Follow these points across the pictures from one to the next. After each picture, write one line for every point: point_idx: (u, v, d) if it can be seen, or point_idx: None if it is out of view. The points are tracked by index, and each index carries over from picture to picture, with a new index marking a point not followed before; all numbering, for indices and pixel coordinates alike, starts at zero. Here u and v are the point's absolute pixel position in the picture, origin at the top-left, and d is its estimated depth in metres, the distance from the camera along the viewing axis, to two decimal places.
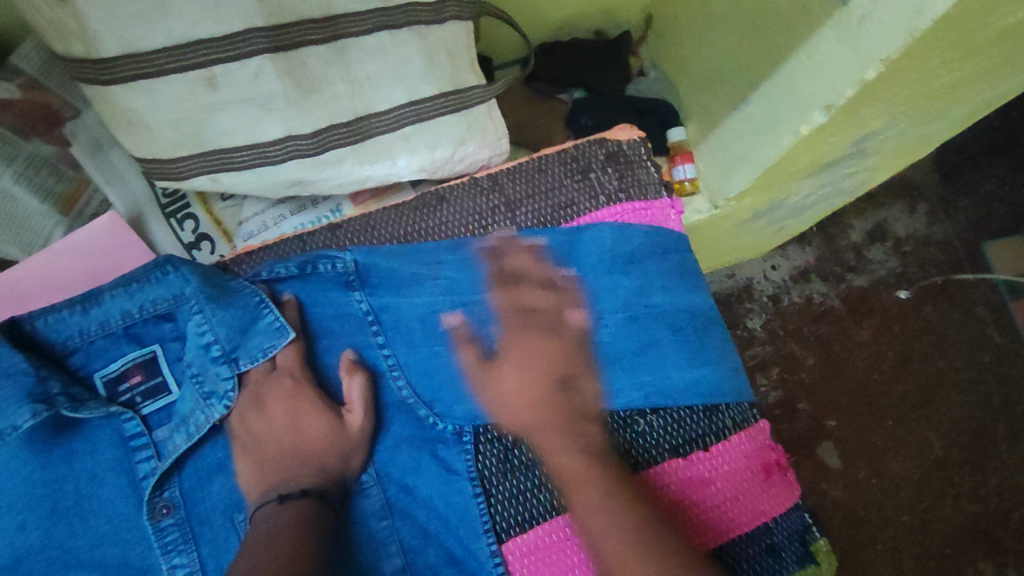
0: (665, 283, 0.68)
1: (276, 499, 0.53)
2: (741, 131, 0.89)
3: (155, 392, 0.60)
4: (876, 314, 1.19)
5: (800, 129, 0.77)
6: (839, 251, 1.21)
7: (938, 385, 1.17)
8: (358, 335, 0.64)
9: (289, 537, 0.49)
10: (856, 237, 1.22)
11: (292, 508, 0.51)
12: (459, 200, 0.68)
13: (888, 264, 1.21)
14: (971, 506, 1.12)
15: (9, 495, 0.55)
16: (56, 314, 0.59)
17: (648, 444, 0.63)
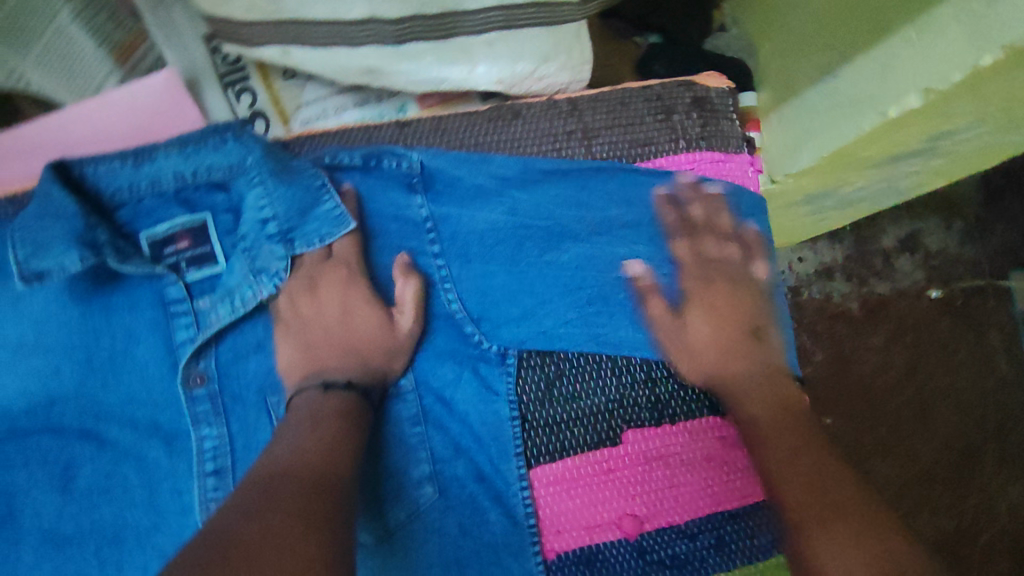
0: (732, 243, 0.65)
1: (319, 385, 0.52)
2: (820, 106, 0.79)
3: (200, 261, 0.58)
4: (891, 321, 1.06)
5: (886, 112, 0.67)
6: (868, 254, 1.06)
7: (936, 399, 1.04)
8: (414, 240, 0.62)
9: (332, 426, 0.47)
10: (886, 243, 1.06)
11: (334, 397, 0.50)
12: (535, 118, 0.65)
13: (913, 276, 1.06)
14: (947, 521, 1.00)
15: (45, 337, 0.53)
16: (108, 164, 0.56)
17: (691, 399, 0.61)
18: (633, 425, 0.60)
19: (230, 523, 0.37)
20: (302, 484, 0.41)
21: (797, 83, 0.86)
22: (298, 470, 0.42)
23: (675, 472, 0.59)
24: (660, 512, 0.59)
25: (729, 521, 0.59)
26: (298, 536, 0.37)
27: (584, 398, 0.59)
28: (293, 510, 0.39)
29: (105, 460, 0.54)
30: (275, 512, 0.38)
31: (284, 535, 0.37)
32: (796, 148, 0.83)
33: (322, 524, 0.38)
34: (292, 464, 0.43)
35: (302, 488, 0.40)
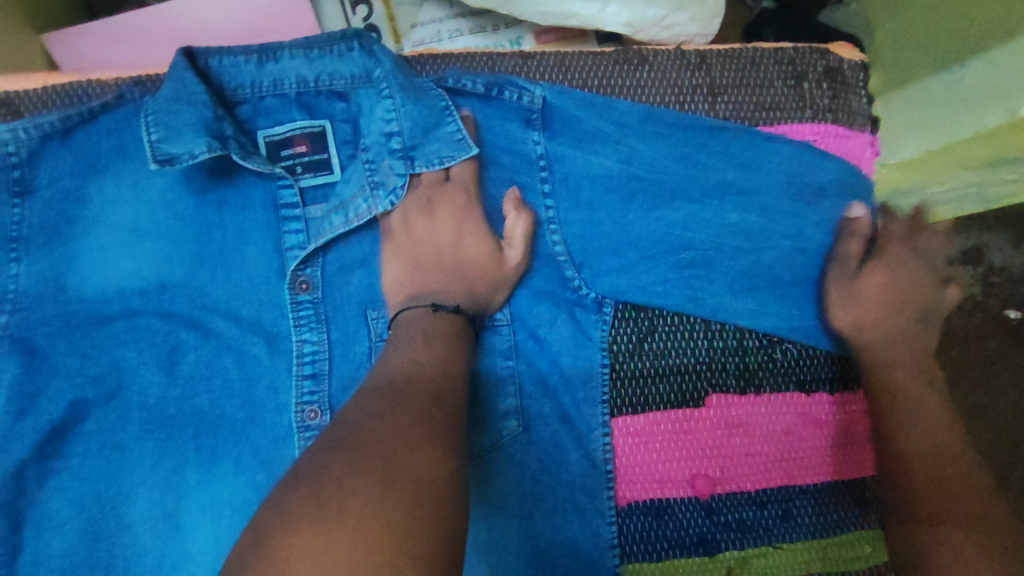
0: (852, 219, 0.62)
1: (428, 305, 0.52)
2: (934, 94, 0.69)
3: (316, 168, 0.58)
4: (948, 333, 0.87)
5: (1017, 110, 0.60)
6: (932, 259, 0.88)
7: (971, 418, 0.88)
8: (525, 176, 0.61)
9: (442, 345, 0.48)
10: (951, 251, 0.88)
11: (444, 318, 0.51)
12: (661, 66, 0.64)
13: (972, 290, 0.89)
14: None
15: (160, 225, 0.55)
16: (232, 58, 0.56)
17: (775, 370, 0.61)
18: (719, 390, 0.60)
19: (364, 422, 0.41)
20: (419, 397, 0.43)
21: (909, 60, 0.73)
22: (416, 381, 0.45)
23: (754, 441, 0.60)
24: (733, 478, 0.59)
25: (800, 494, 0.60)
26: (422, 441, 0.40)
27: (671, 355, 0.60)
28: (416, 419, 0.41)
29: (207, 349, 0.55)
30: (401, 419, 0.41)
31: (412, 440, 0.40)
32: (905, 133, 0.74)
33: (442, 436, 0.41)
34: (411, 374, 0.45)
35: (419, 401, 0.43)
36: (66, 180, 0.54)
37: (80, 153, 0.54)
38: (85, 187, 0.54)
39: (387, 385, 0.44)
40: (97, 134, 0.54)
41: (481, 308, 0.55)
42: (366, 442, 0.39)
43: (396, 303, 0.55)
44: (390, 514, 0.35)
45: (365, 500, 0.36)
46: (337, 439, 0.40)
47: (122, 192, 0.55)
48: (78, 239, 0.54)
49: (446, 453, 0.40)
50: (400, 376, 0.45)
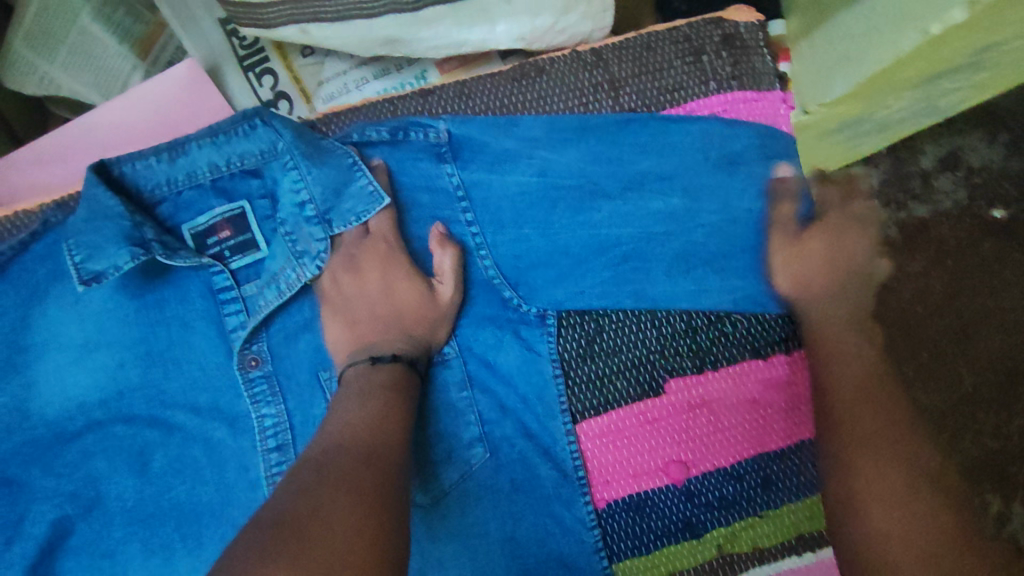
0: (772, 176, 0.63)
1: (367, 359, 0.54)
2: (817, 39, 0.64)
3: (243, 248, 0.60)
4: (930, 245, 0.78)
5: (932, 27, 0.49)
6: (905, 174, 0.79)
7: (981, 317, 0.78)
8: (447, 209, 0.62)
9: (380, 400, 0.50)
10: (925, 161, 0.80)
11: (383, 370, 0.53)
12: (560, 73, 0.64)
13: (956, 194, 0.79)
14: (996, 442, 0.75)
15: (106, 335, 0.57)
16: (144, 161, 0.58)
17: (727, 342, 0.62)
18: (676, 374, 0.61)
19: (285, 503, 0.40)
20: (351, 460, 0.44)
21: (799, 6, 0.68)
22: (347, 446, 0.45)
23: (720, 417, 0.61)
24: (706, 458, 0.60)
25: (778, 460, 0.60)
26: (345, 513, 0.39)
27: (622, 351, 0.61)
28: (342, 486, 0.41)
29: (174, 444, 0.57)
30: (325, 491, 0.41)
31: (333, 512, 0.39)
32: (829, 76, 0.61)
33: (370, 495, 0.41)
34: (343, 439, 0.46)
35: (350, 464, 0.43)
36: (10, 312, 0.57)
37: (18, 285, 0.57)
38: (29, 313, 0.57)
39: (314, 459, 0.44)
40: (32, 262, 0.58)
41: (424, 351, 0.57)
42: (286, 522, 0.39)
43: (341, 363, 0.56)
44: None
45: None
46: (260, 524, 0.39)
47: (65, 310, 0.57)
48: (32, 366, 0.56)
49: (371, 515, 0.40)
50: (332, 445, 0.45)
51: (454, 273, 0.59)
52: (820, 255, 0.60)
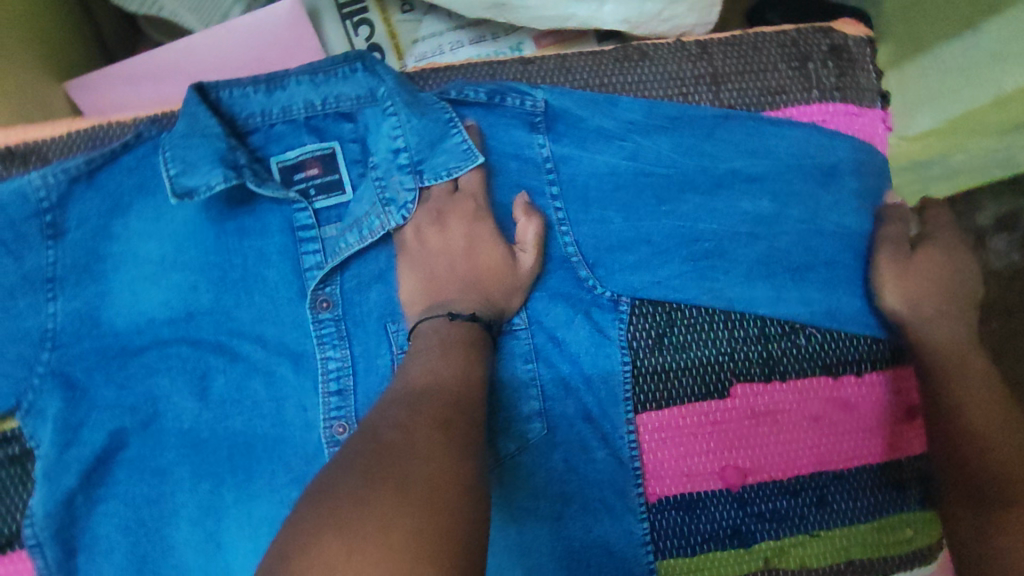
0: (865, 187, 0.62)
1: (444, 314, 0.54)
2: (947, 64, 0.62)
3: (330, 189, 0.59)
4: None
5: None
6: None
7: None
8: (533, 180, 0.60)
9: (458, 354, 0.50)
10: None
11: (460, 327, 0.53)
12: (662, 59, 0.63)
13: None
14: None
15: (185, 256, 0.59)
16: (241, 89, 0.58)
17: (801, 355, 0.60)
18: (744, 380, 0.60)
19: (381, 434, 0.42)
20: (436, 404, 0.45)
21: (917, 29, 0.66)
22: (436, 391, 0.46)
23: (783, 429, 0.59)
24: (764, 468, 0.59)
25: (835, 481, 0.59)
26: (439, 455, 0.41)
27: (693, 348, 0.59)
28: (436, 426, 0.43)
29: (236, 373, 0.60)
30: (420, 431, 0.42)
31: (428, 451, 0.41)
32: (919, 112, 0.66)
33: (457, 443, 0.42)
34: (425, 384, 0.47)
35: (436, 409, 0.45)
36: (93, 221, 0.58)
37: (105, 192, 0.59)
38: (112, 225, 0.59)
39: (403, 400, 0.46)
40: (120, 174, 0.59)
41: (497, 317, 0.56)
42: (383, 457, 0.40)
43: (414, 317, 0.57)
44: (409, 524, 0.36)
45: (384, 511, 0.37)
46: (357, 449, 0.41)
47: (146, 227, 0.59)
48: (109, 275, 0.59)
49: (461, 461, 0.41)
50: (412, 393, 0.46)
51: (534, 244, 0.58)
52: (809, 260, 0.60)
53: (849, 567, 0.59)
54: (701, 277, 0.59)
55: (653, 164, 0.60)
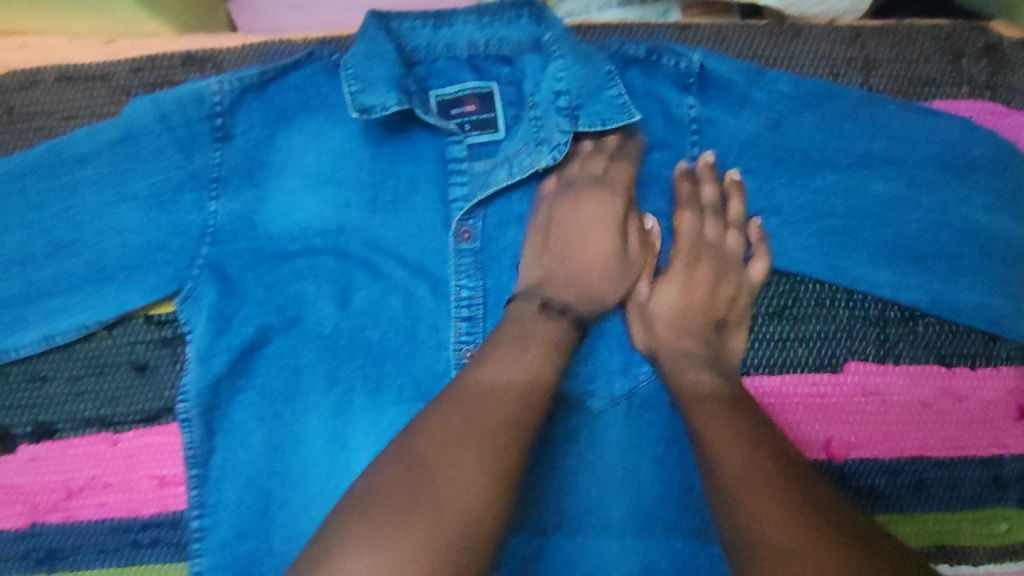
0: (1002, 180, 0.61)
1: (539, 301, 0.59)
2: None
3: (484, 126, 0.62)
4: None
5: None
6: None
7: None
8: (676, 144, 0.62)
9: (533, 355, 0.56)
10: None
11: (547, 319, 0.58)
12: (816, 39, 0.64)
13: None
14: None
15: (340, 173, 0.63)
16: (411, 22, 0.61)
17: (915, 342, 0.62)
18: (857, 357, 0.62)
19: (415, 444, 0.48)
20: (458, 402, 0.51)
21: None
22: (504, 405, 0.51)
23: (890, 409, 0.61)
24: (867, 444, 0.61)
25: (936, 468, 0.61)
26: (469, 469, 0.46)
27: (810, 320, 0.62)
28: (464, 423, 0.49)
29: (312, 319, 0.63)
30: (456, 440, 0.48)
31: (455, 459, 0.47)
32: None
33: (482, 436, 0.48)
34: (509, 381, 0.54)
35: (462, 410, 0.50)
36: (259, 128, 0.63)
37: (271, 105, 0.63)
38: (276, 135, 0.63)
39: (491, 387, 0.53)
40: (286, 88, 0.63)
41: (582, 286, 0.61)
42: (414, 477, 0.46)
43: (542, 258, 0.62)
44: (424, 553, 0.43)
45: (416, 529, 0.44)
46: (396, 451, 0.48)
47: (307, 139, 0.63)
48: (269, 182, 0.63)
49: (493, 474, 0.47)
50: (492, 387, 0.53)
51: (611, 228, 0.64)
52: (934, 255, 0.60)
53: (941, 552, 0.61)
54: (822, 255, 0.60)
55: (796, 139, 0.61)
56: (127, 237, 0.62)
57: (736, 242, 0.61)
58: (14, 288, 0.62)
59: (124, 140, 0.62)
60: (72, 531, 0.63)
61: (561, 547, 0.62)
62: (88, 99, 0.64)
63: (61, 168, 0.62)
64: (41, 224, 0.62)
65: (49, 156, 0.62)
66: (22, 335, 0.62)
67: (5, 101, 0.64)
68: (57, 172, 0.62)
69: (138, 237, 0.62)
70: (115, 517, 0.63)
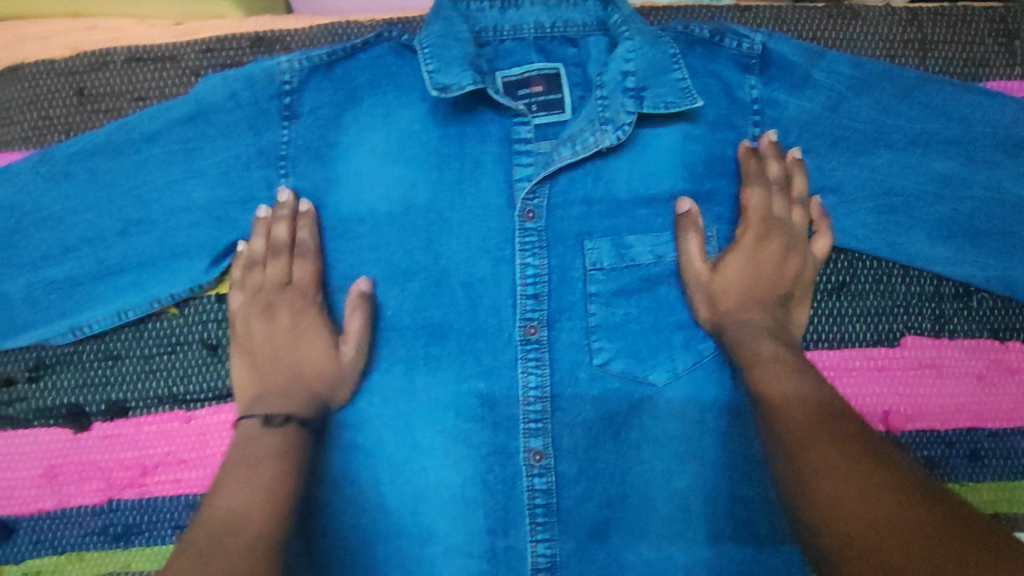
0: None
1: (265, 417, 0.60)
2: None
3: (549, 107, 0.64)
4: None
5: None
6: None
7: None
8: (738, 124, 0.64)
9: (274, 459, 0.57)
10: None
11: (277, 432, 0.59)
12: (874, 21, 0.65)
13: None
14: None
15: (407, 153, 0.64)
16: (479, 5, 0.63)
17: (970, 316, 0.64)
18: (913, 332, 0.64)
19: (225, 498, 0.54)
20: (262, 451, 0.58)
21: None
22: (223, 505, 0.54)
23: (946, 382, 0.64)
24: (924, 416, 0.63)
25: (991, 438, 0.63)
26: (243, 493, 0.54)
27: (868, 297, 0.64)
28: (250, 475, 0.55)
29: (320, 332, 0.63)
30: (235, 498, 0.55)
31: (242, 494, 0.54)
32: None
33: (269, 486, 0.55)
34: (300, 418, 0.61)
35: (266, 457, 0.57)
36: (326, 108, 0.63)
37: (338, 86, 0.63)
38: (343, 115, 0.64)
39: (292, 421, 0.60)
40: (355, 69, 0.64)
41: (301, 296, 0.63)
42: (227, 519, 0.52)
43: (598, 238, 0.64)
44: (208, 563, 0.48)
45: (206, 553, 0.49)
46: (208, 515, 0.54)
47: (374, 120, 0.64)
48: (337, 163, 0.64)
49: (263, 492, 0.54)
50: (298, 412, 0.61)
51: (314, 230, 0.64)
52: (990, 232, 0.62)
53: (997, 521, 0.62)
54: (878, 231, 0.63)
55: (857, 119, 0.62)
56: (195, 215, 0.63)
57: (800, 219, 0.63)
58: (87, 265, 0.63)
59: (194, 119, 0.63)
60: (147, 507, 0.64)
61: (626, 517, 0.64)
62: (160, 80, 0.65)
63: (130, 147, 0.63)
64: (109, 203, 0.63)
65: (120, 135, 0.63)
66: (95, 311, 0.63)
67: (74, 82, 0.65)
68: (127, 151, 0.63)
69: (207, 216, 0.63)
70: (190, 493, 0.64)
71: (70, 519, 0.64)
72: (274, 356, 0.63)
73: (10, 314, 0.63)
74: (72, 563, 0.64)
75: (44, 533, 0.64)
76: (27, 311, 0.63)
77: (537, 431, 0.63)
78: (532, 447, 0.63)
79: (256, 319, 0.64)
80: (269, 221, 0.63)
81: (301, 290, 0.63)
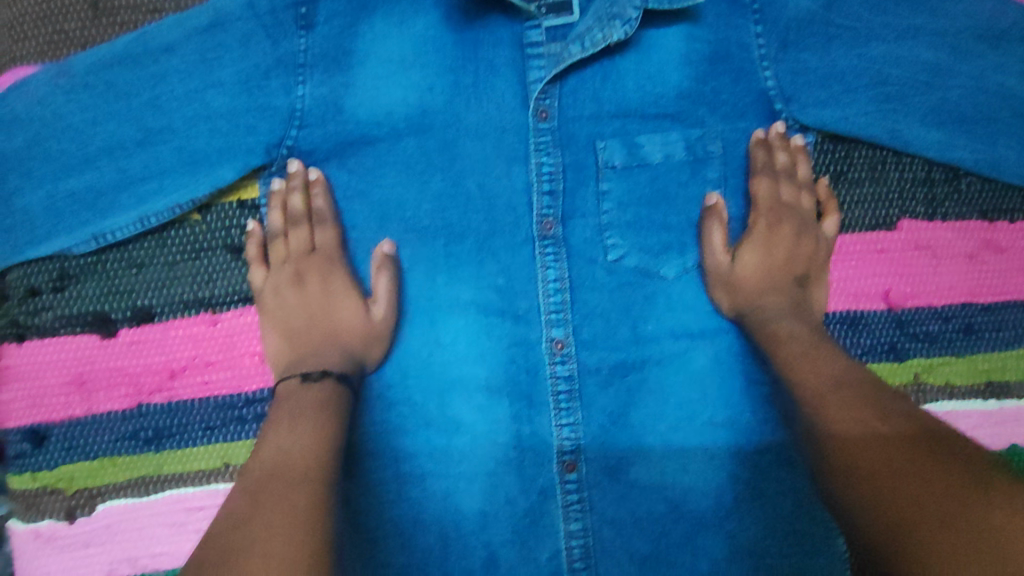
0: None
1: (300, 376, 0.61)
2: None
3: (559, 10, 0.66)
4: None
5: None
6: None
7: None
8: (739, 21, 0.66)
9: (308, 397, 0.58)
10: None
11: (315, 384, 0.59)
12: None
13: None
14: None
15: (423, 59, 0.66)
16: None
17: (959, 200, 0.70)
18: (909, 216, 0.70)
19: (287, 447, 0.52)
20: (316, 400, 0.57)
21: None
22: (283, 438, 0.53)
23: (940, 262, 0.69)
24: (922, 293, 0.69)
25: (983, 312, 0.69)
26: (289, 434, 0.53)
27: (862, 185, 0.70)
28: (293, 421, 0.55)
29: (430, 262, 0.66)
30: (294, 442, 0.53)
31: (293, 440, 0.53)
32: None
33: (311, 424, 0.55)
34: (337, 372, 0.61)
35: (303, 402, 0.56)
36: (341, 17, 0.65)
37: None
38: (359, 23, 0.65)
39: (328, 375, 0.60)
40: None
41: (321, 260, 0.66)
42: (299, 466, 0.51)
43: (609, 136, 0.66)
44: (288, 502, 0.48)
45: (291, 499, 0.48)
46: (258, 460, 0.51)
47: (390, 28, 0.66)
48: (354, 68, 0.65)
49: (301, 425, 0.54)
50: (334, 366, 0.61)
51: (330, 198, 0.66)
52: (974, 118, 0.66)
53: (989, 388, 0.68)
54: (875, 121, 0.66)
55: (850, 15, 0.65)
56: (215, 122, 0.64)
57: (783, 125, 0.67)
58: (108, 175, 0.63)
59: (213, 28, 0.64)
60: (178, 410, 0.66)
61: (646, 402, 0.65)
62: None
63: (148, 57, 0.64)
64: (129, 112, 0.63)
65: (137, 45, 0.64)
66: (118, 219, 0.64)
67: None
68: (144, 61, 0.64)
69: (225, 122, 0.64)
70: (219, 395, 0.67)
71: (102, 424, 0.66)
72: (309, 322, 0.65)
73: (30, 226, 0.64)
74: (105, 468, 0.66)
75: (76, 439, 0.66)
76: (48, 221, 0.64)
77: (559, 320, 0.65)
78: (553, 337, 0.65)
79: (285, 286, 0.66)
80: (283, 192, 0.67)
81: (328, 255, 0.66)
